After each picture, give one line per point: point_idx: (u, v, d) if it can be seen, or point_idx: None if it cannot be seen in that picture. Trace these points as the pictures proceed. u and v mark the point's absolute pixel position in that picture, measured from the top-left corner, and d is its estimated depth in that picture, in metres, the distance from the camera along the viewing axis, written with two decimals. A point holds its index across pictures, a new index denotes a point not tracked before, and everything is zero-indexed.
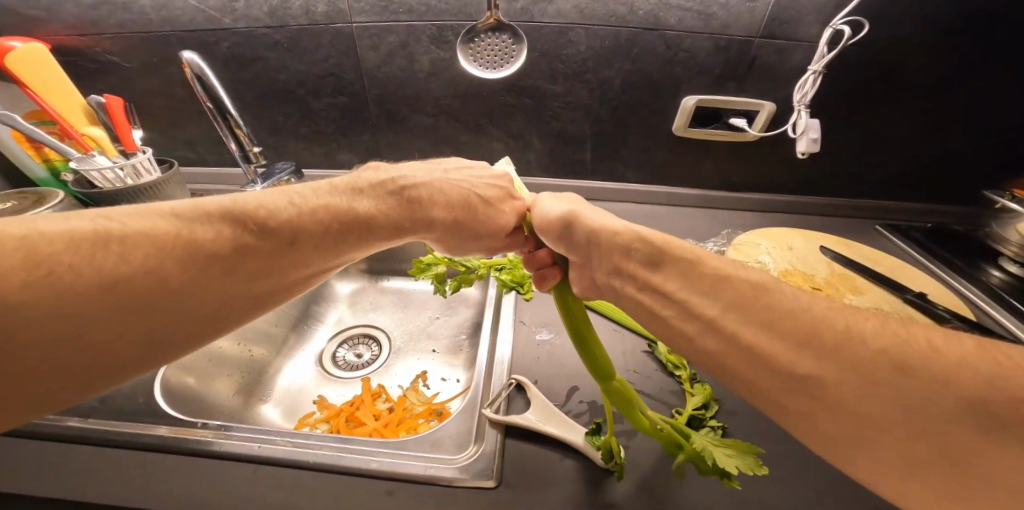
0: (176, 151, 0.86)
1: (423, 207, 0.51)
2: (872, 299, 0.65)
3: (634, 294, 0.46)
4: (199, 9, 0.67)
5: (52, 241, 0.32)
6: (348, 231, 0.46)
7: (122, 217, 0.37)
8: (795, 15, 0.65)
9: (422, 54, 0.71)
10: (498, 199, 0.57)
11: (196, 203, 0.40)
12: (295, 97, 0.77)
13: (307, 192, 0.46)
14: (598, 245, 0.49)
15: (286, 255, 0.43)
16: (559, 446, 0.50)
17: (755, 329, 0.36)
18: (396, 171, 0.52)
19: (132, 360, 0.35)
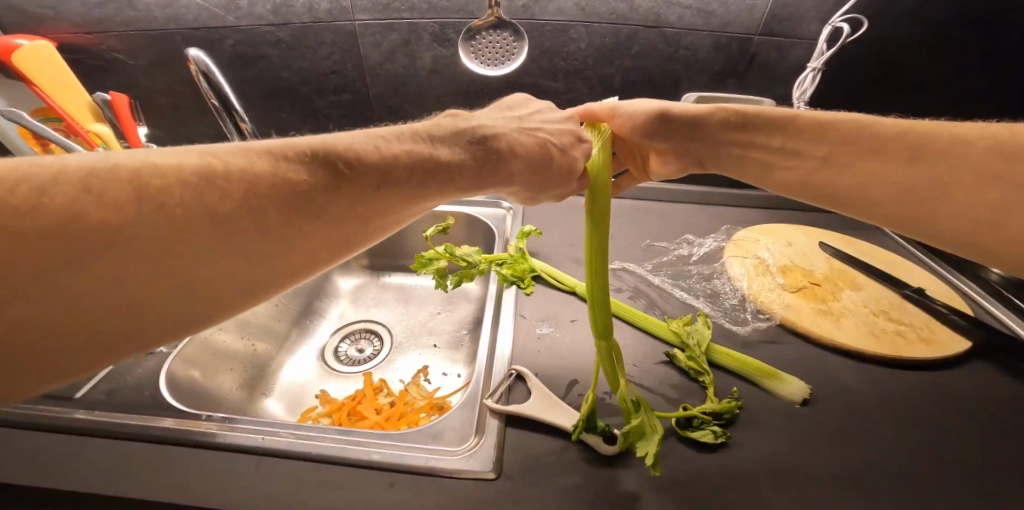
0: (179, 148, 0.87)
1: (506, 155, 0.45)
2: (871, 295, 0.65)
3: (743, 154, 0.52)
4: (203, 6, 0.68)
5: (162, 173, 0.28)
6: (430, 179, 0.40)
7: (225, 152, 0.32)
8: (793, 13, 0.66)
9: (424, 52, 0.72)
10: (569, 141, 0.52)
11: (289, 142, 0.35)
12: (298, 94, 0.77)
13: (389, 135, 0.39)
14: (700, 125, 0.53)
15: (376, 203, 0.37)
16: (560, 436, 0.51)
17: (867, 158, 0.46)
18: (471, 120, 0.45)
19: (221, 301, 0.32)
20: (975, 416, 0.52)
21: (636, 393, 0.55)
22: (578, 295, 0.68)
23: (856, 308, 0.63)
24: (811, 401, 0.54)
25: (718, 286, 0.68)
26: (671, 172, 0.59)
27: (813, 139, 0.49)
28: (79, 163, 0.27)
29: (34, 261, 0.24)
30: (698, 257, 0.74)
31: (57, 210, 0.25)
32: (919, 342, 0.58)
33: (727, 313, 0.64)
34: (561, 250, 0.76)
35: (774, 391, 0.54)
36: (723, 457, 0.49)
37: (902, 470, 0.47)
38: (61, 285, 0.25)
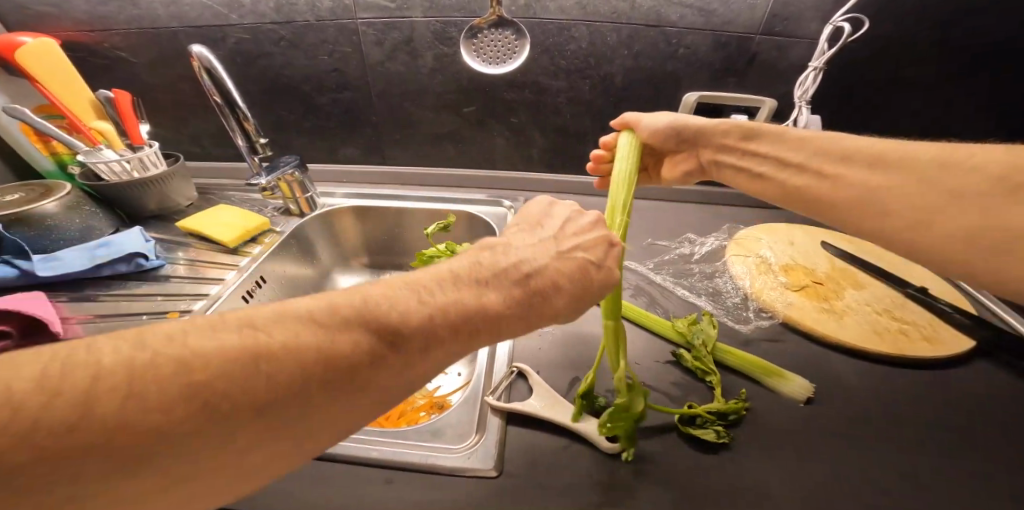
0: (181, 145, 0.87)
1: (550, 288, 0.39)
2: (875, 294, 0.65)
3: (735, 162, 0.58)
4: (207, 5, 0.68)
5: (205, 357, 0.27)
6: (480, 332, 0.35)
7: (270, 320, 0.30)
8: (794, 12, 0.66)
9: (426, 50, 0.72)
10: (607, 245, 0.45)
11: (335, 301, 0.32)
12: (300, 92, 0.77)
13: (437, 287, 0.35)
14: (704, 133, 0.60)
15: (422, 367, 0.33)
16: (563, 434, 0.51)
17: (837, 166, 0.49)
18: (509, 255, 0.40)
19: (256, 477, 0.29)
20: (979, 416, 0.52)
21: None
22: None
23: (858, 307, 0.62)
24: (814, 399, 0.53)
25: (720, 285, 0.68)
26: (677, 177, 0.66)
27: (796, 148, 0.53)
28: (118, 359, 0.26)
29: (70, 467, 0.24)
30: (699, 256, 0.74)
31: (105, 405, 0.24)
32: (923, 341, 0.58)
33: (729, 312, 0.64)
34: None
35: (777, 389, 0.54)
36: (725, 455, 0.48)
37: (907, 471, 0.47)
38: (95, 487, 0.24)
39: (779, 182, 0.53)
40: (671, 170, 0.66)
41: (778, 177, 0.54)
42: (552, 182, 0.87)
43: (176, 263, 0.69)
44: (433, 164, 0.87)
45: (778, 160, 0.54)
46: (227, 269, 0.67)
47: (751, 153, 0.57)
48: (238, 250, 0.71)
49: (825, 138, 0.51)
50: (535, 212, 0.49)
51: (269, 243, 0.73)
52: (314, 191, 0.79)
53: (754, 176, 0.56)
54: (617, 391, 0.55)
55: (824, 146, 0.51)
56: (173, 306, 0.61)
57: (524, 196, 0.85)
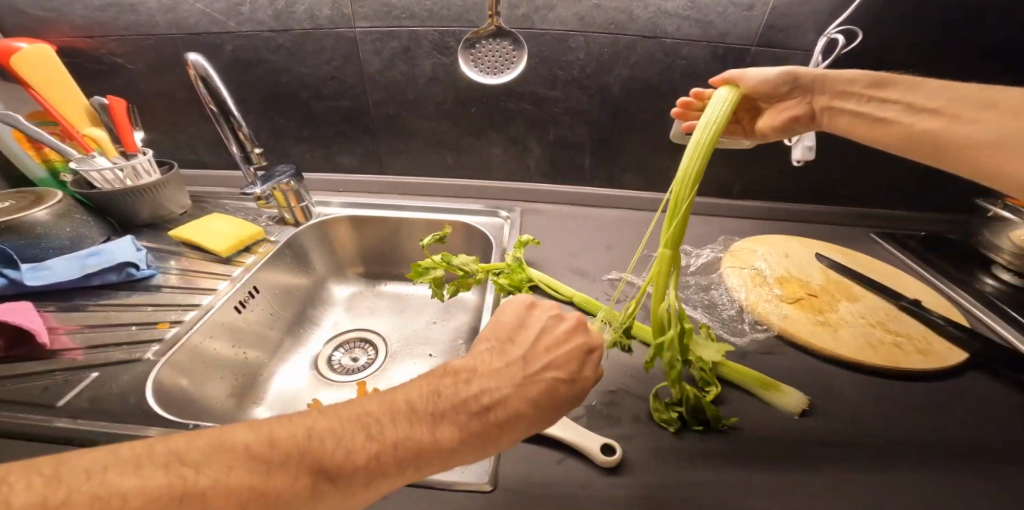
0: (176, 153, 0.86)
1: (503, 421, 0.39)
2: (868, 307, 0.65)
3: (855, 110, 0.56)
4: (205, 12, 0.68)
5: (127, 500, 0.29)
6: (428, 466, 0.36)
7: (200, 456, 0.32)
8: (789, 23, 0.66)
9: (424, 59, 0.71)
10: (575, 363, 0.44)
11: (274, 434, 0.34)
12: (297, 100, 0.77)
13: (387, 418, 0.37)
14: (825, 77, 0.58)
15: (361, 499, 0.35)
16: (558, 447, 0.50)
17: (984, 111, 0.46)
18: (472, 380, 0.41)
19: None
20: (974, 429, 0.52)
21: (634, 404, 0.55)
22: (575, 305, 0.68)
23: (853, 320, 0.62)
24: (809, 412, 0.53)
25: (716, 297, 0.68)
26: (777, 126, 0.63)
27: (934, 95, 0.51)
28: (27, 499, 0.28)
29: None
30: (696, 268, 0.74)
31: None
32: (917, 354, 0.58)
33: (726, 324, 0.64)
34: (559, 259, 0.75)
35: (771, 401, 0.54)
36: (722, 470, 0.48)
37: (905, 486, 0.47)
38: None
39: (901, 127, 0.52)
40: (773, 117, 0.64)
41: (905, 122, 0.52)
42: (548, 193, 0.87)
43: (168, 272, 0.68)
44: (430, 173, 0.87)
45: (907, 105, 0.52)
46: (219, 279, 0.67)
47: (880, 100, 0.54)
48: (232, 260, 0.70)
49: (971, 89, 0.49)
50: (511, 315, 0.48)
51: (263, 253, 0.72)
52: (310, 200, 0.79)
53: (876, 120, 0.54)
54: (613, 404, 0.55)
55: (968, 93, 0.48)
56: (163, 317, 0.60)
57: (521, 206, 0.85)
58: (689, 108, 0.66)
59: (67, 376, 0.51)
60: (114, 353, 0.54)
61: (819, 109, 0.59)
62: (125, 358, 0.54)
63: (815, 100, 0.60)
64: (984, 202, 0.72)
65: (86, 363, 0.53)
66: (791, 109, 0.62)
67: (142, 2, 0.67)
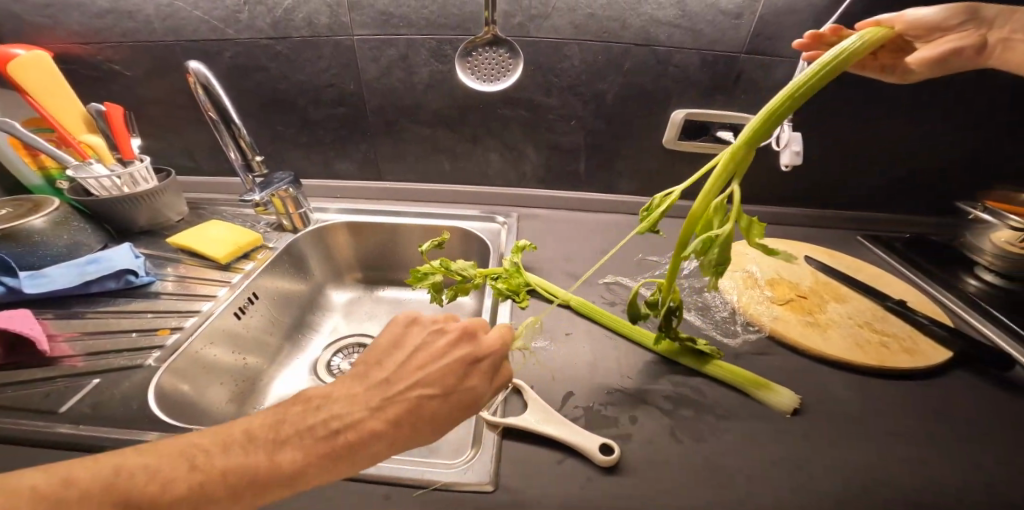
0: (173, 160, 0.86)
1: (354, 441, 0.39)
2: (856, 308, 0.67)
3: None
4: (203, 19, 0.69)
5: None
6: (271, 491, 0.36)
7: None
8: (776, 31, 0.68)
9: (422, 66, 0.72)
10: (452, 378, 0.43)
11: (88, 465, 0.35)
12: (294, 107, 0.78)
13: (221, 445, 0.37)
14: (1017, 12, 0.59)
15: None
16: (558, 448, 0.51)
17: None
18: (325, 406, 0.40)
19: None
20: (959, 425, 0.53)
21: (631, 405, 0.56)
22: (572, 308, 0.69)
23: (842, 321, 0.64)
24: (801, 411, 0.55)
25: (710, 300, 0.69)
26: (940, 59, 0.61)
27: None
28: None
29: None
30: (689, 272, 0.75)
31: None
32: (904, 353, 0.60)
33: (720, 325, 0.65)
34: (556, 263, 0.76)
35: (764, 401, 0.55)
36: (717, 468, 0.49)
37: (893, 481, 0.48)
38: None
39: None
40: (926, 51, 0.62)
41: None
42: (544, 198, 0.88)
43: (166, 279, 0.68)
44: (427, 179, 0.88)
45: None
46: (218, 286, 0.67)
47: None
48: (231, 266, 0.70)
49: None
50: (390, 330, 0.47)
51: (262, 260, 0.73)
52: (307, 207, 0.79)
53: None
54: (611, 405, 0.56)
55: None
56: (163, 324, 0.60)
57: (518, 212, 0.86)
58: (818, 41, 0.59)
59: (68, 383, 0.51)
60: (114, 359, 0.55)
61: (995, 40, 0.59)
62: (126, 364, 0.54)
63: (989, 33, 0.60)
64: (964, 205, 0.74)
65: (87, 370, 0.53)
66: (946, 42, 0.61)
67: (140, 9, 0.68)
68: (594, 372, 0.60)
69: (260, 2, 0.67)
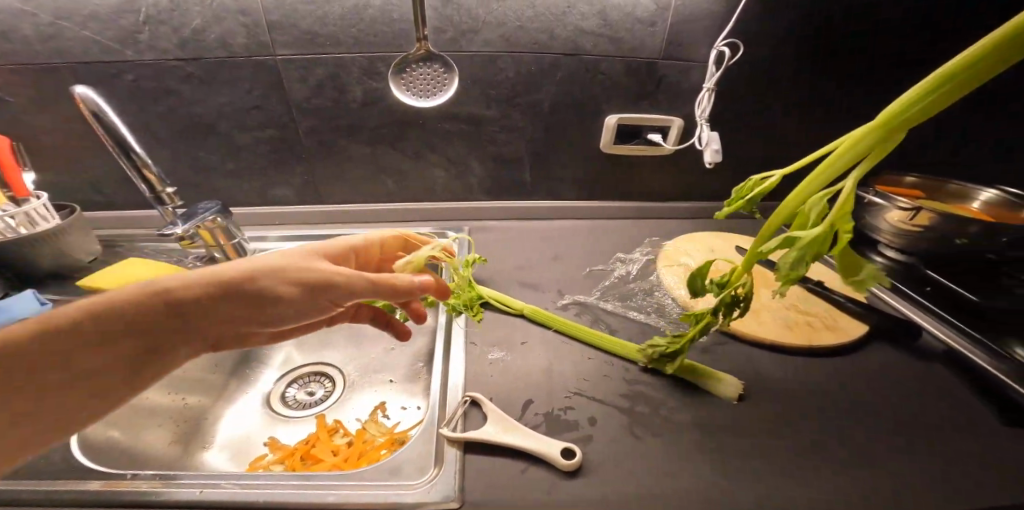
0: (77, 194, 0.78)
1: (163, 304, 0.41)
2: (783, 291, 0.73)
3: None
4: (95, 39, 0.63)
5: None
6: (185, 320, 0.41)
7: None
8: (688, 38, 0.73)
9: (354, 85, 0.70)
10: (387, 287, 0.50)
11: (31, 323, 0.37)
12: (214, 131, 0.73)
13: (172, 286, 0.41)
14: None
15: (140, 341, 0.39)
16: (521, 456, 0.52)
17: None
18: (254, 277, 0.44)
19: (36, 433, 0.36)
20: (882, 389, 0.59)
21: (590, 406, 0.58)
22: (526, 317, 0.70)
23: (771, 304, 0.70)
24: (744, 396, 0.58)
25: (660, 299, 0.73)
26: None
27: None
28: None
29: None
30: (635, 274, 0.77)
31: None
32: (826, 331, 0.65)
33: (672, 323, 0.68)
34: (507, 274, 0.77)
35: (710, 388, 0.59)
36: (673, 457, 0.52)
37: (829, 447, 0.52)
38: None
39: None
40: None
41: None
42: (493, 209, 0.88)
43: None
44: (373, 200, 0.86)
45: None
46: None
47: None
48: None
49: None
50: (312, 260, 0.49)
51: None
52: (242, 236, 0.75)
53: None
54: (570, 408, 0.57)
55: None
56: None
57: (469, 225, 0.86)
58: None
59: None
60: None
61: None
62: None
63: None
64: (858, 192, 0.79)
65: None
66: None
67: (18, 29, 0.61)
68: (550, 378, 0.61)
69: (163, 22, 0.62)
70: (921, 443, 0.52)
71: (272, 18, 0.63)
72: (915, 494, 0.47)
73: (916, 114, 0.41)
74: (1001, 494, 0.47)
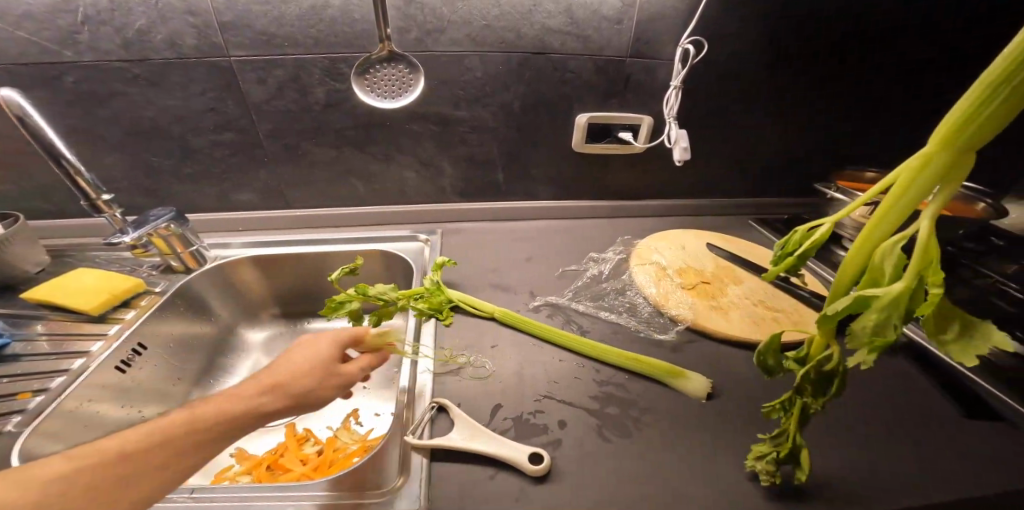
0: (23, 203, 0.74)
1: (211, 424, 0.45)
2: (752, 288, 0.73)
3: None
4: (31, 40, 0.59)
5: None
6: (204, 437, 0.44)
7: None
8: (653, 36, 0.73)
9: (316, 86, 0.68)
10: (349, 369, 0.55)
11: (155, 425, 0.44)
12: (168, 135, 0.70)
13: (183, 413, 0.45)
14: None
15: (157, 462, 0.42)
16: (488, 462, 0.51)
17: None
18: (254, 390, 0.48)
19: None
20: (847, 382, 0.60)
21: (559, 409, 0.57)
22: (497, 320, 0.69)
23: (740, 301, 0.70)
24: (713, 394, 0.58)
25: (632, 298, 0.72)
26: None
27: None
28: None
29: None
30: (608, 273, 0.77)
31: None
32: (794, 327, 0.66)
33: (643, 322, 0.68)
34: (478, 276, 0.76)
35: (679, 387, 0.59)
36: (643, 458, 0.52)
37: (797, 441, 0.53)
38: None
39: None
40: None
41: None
42: (466, 211, 0.87)
43: (32, 340, 0.59)
44: (342, 203, 0.84)
45: None
46: (93, 340, 0.60)
47: None
48: (107, 317, 0.63)
49: None
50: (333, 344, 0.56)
51: (146, 306, 0.66)
52: (201, 244, 0.73)
53: None
54: (539, 412, 0.57)
55: None
56: (24, 387, 0.53)
57: (442, 228, 0.85)
58: None
59: None
60: None
61: None
62: None
63: None
64: (822, 188, 0.78)
65: None
66: None
67: None
68: (520, 382, 0.60)
69: (106, 22, 0.59)
70: (885, 435, 0.53)
71: (225, 19, 0.61)
72: (879, 486, 0.48)
73: (969, 142, 0.33)
74: (960, 482, 0.48)
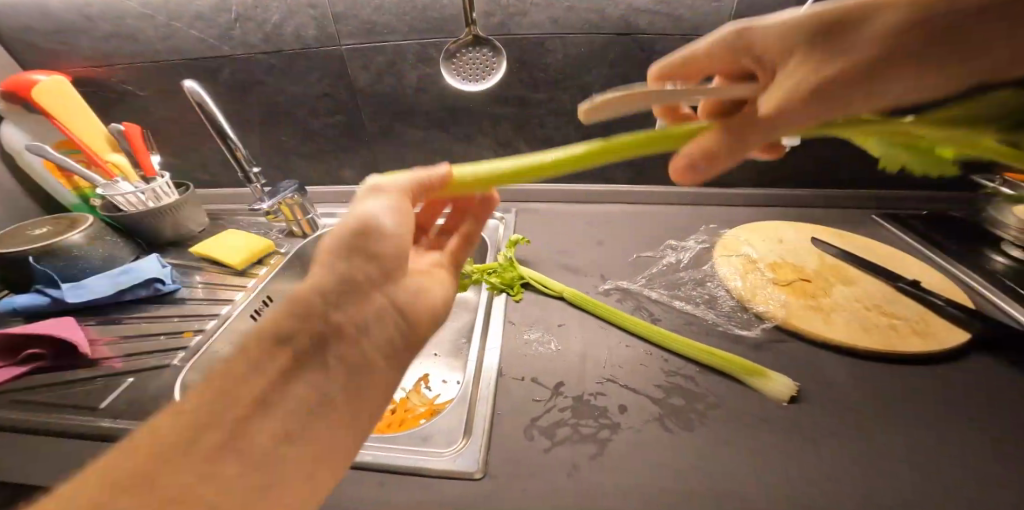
0: (192, 175, 0.94)
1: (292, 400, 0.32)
2: (864, 290, 0.64)
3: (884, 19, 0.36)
4: (200, 38, 0.74)
5: None
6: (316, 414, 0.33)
7: None
8: (758, 12, 0.66)
9: (410, 71, 0.75)
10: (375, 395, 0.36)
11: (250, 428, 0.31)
12: (293, 118, 0.82)
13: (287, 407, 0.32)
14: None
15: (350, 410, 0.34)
16: (544, 437, 0.52)
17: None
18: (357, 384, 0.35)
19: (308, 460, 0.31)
20: (968, 409, 0.51)
21: (621, 394, 0.56)
22: (566, 300, 0.69)
23: (846, 301, 0.62)
24: (798, 398, 0.53)
25: (712, 291, 0.68)
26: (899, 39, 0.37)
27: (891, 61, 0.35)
28: None
29: None
30: (687, 262, 0.73)
31: None
32: (914, 335, 0.56)
33: (722, 316, 0.64)
34: (548, 257, 0.77)
35: (760, 387, 0.54)
36: (706, 456, 0.49)
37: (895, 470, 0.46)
38: None
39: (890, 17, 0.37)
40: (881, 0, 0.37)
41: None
42: (541, 193, 0.89)
43: (193, 286, 0.75)
44: None
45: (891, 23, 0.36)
46: (236, 290, 0.73)
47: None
48: (247, 271, 0.77)
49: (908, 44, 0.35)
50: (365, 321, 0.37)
51: (274, 264, 0.79)
52: (314, 212, 0.84)
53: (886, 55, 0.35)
54: (600, 395, 0.56)
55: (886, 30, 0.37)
56: (189, 325, 0.67)
57: (516, 207, 0.87)
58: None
59: (103, 381, 0.58)
60: (147, 360, 0.62)
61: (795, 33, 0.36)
62: (156, 363, 0.62)
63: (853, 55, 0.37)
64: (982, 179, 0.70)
65: (123, 368, 0.61)
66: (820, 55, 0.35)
67: (143, 31, 0.74)
68: (582, 362, 0.60)
69: (247, 19, 0.71)
70: None
71: (337, 11, 0.69)
72: None
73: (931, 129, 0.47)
74: None
